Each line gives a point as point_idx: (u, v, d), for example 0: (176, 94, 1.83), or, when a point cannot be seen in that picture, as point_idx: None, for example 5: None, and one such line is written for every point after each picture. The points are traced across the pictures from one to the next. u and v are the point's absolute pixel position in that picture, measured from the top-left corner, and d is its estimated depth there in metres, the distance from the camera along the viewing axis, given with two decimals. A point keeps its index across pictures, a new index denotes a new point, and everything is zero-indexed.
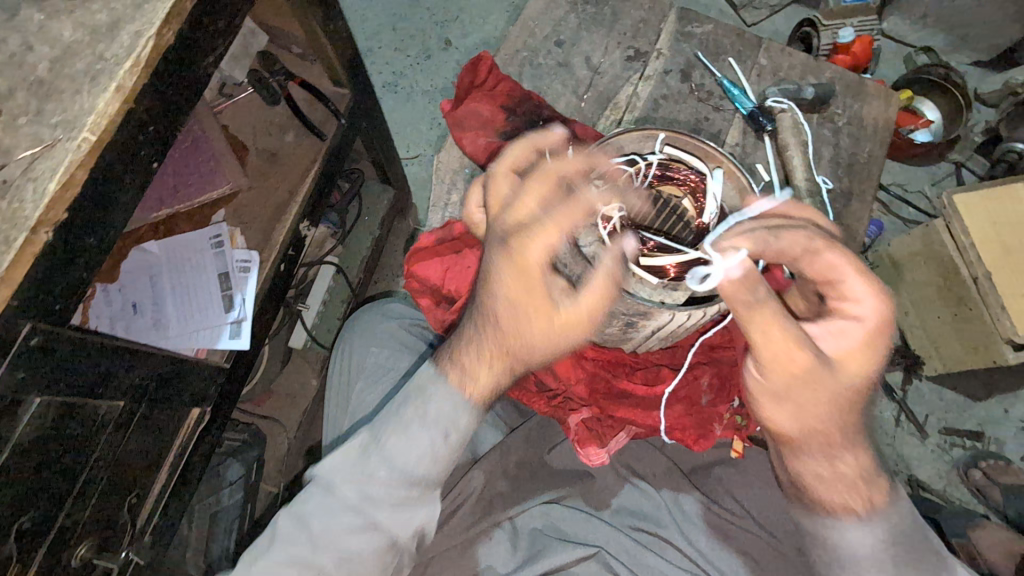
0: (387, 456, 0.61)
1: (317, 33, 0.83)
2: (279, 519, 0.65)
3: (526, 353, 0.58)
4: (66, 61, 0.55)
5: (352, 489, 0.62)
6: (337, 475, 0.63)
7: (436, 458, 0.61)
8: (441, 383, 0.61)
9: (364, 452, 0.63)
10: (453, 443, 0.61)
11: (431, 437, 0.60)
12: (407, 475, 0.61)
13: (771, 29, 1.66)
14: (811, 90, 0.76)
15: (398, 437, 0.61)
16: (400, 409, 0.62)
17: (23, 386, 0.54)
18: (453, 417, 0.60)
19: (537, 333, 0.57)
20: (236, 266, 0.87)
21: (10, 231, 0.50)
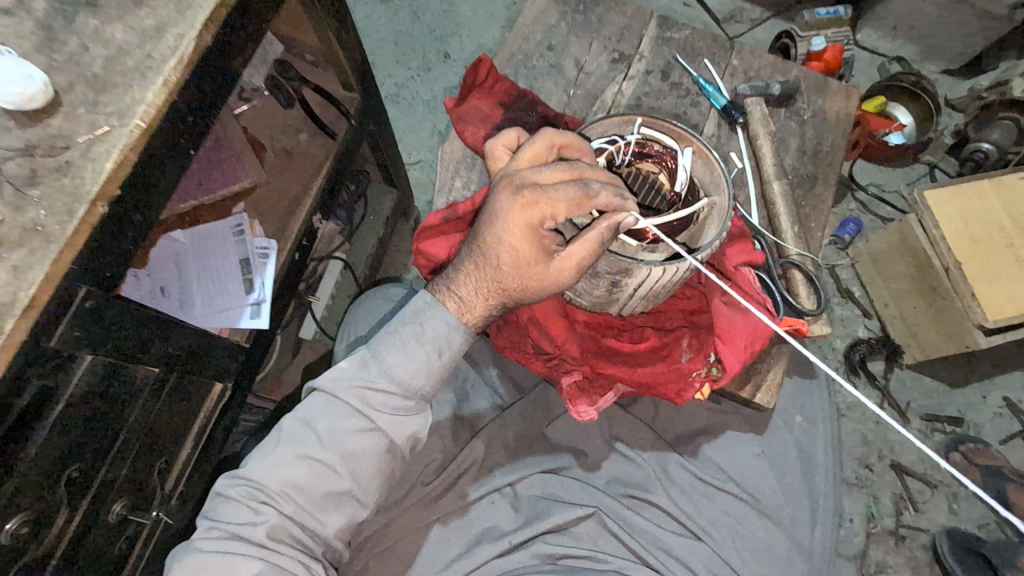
0: (385, 367, 0.69)
1: (330, 40, 0.91)
2: (283, 421, 0.69)
3: (517, 293, 0.65)
4: (118, 60, 0.62)
5: (356, 395, 0.69)
6: (339, 383, 0.69)
7: (429, 370, 0.70)
8: (439, 310, 0.69)
9: (365, 364, 0.70)
10: (444, 361, 0.70)
11: (426, 352, 0.69)
12: (405, 386, 0.69)
13: (752, 41, 1.77)
14: (778, 86, 0.84)
15: (397, 351, 0.69)
16: (397, 328, 0.70)
17: (77, 344, 0.60)
18: (447, 337, 0.69)
19: (526, 284, 0.64)
20: (256, 253, 0.94)
21: (73, 203, 0.57)
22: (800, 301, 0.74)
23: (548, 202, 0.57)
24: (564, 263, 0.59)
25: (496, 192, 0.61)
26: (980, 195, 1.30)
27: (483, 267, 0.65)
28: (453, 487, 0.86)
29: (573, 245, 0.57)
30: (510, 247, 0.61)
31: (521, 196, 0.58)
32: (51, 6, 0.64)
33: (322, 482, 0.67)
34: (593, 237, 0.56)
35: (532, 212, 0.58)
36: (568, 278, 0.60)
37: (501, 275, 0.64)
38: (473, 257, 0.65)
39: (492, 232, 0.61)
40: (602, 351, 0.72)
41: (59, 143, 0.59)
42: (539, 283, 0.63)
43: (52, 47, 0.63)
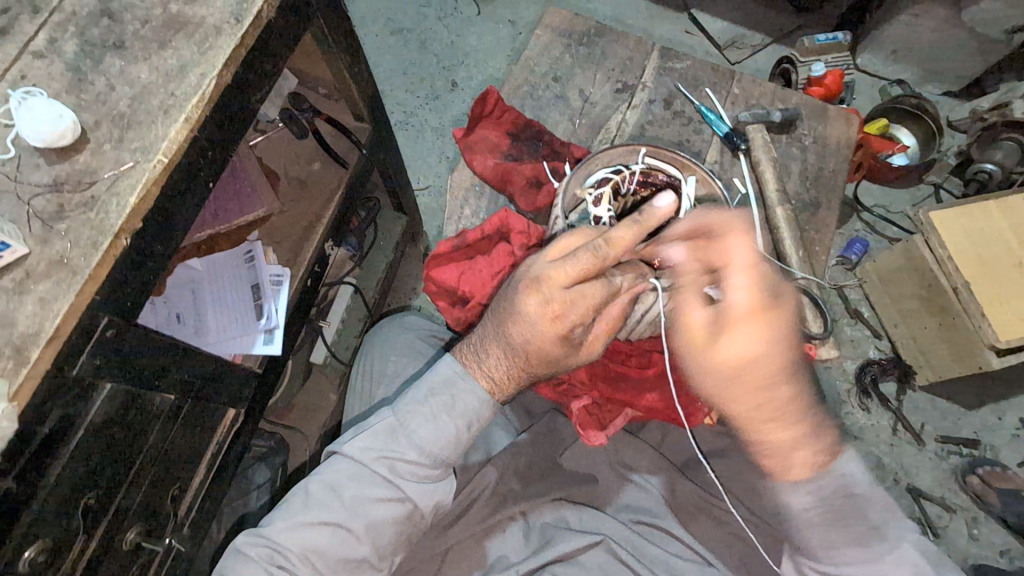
0: (413, 438, 0.70)
1: (344, 74, 0.94)
2: (312, 484, 0.71)
3: (548, 372, 0.69)
4: (143, 98, 0.65)
5: (385, 465, 0.71)
6: (368, 453, 0.71)
7: (456, 442, 0.71)
8: (467, 381, 0.70)
9: (393, 434, 0.71)
10: (471, 432, 0.72)
11: (455, 426, 0.70)
12: (432, 456, 0.71)
13: (753, 67, 1.80)
14: (779, 114, 0.86)
15: (425, 423, 0.70)
16: (427, 398, 0.71)
17: (97, 373, 0.61)
18: (475, 411, 0.71)
19: (551, 365, 0.67)
20: (269, 279, 0.96)
21: (97, 236, 0.59)
22: (808, 323, 0.75)
23: (578, 305, 0.61)
24: (590, 343, 0.66)
25: (524, 293, 0.61)
26: (989, 218, 1.29)
27: (512, 356, 0.67)
28: (462, 515, 0.86)
29: (593, 328, 0.65)
30: (537, 343, 0.63)
31: (555, 299, 0.60)
32: (80, 49, 0.68)
33: (342, 548, 0.69)
34: (617, 311, 0.65)
35: (562, 314, 0.61)
36: (596, 353, 0.67)
37: (531, 363, 0.67)
38: (503, 348, 0.67)
39: (522, 328, 0.63)
40: (609, 377, 0.73)
41: (85, 178, 0.61)
42: (570, 363, 0.67)
43: (80, 88, 0.66)
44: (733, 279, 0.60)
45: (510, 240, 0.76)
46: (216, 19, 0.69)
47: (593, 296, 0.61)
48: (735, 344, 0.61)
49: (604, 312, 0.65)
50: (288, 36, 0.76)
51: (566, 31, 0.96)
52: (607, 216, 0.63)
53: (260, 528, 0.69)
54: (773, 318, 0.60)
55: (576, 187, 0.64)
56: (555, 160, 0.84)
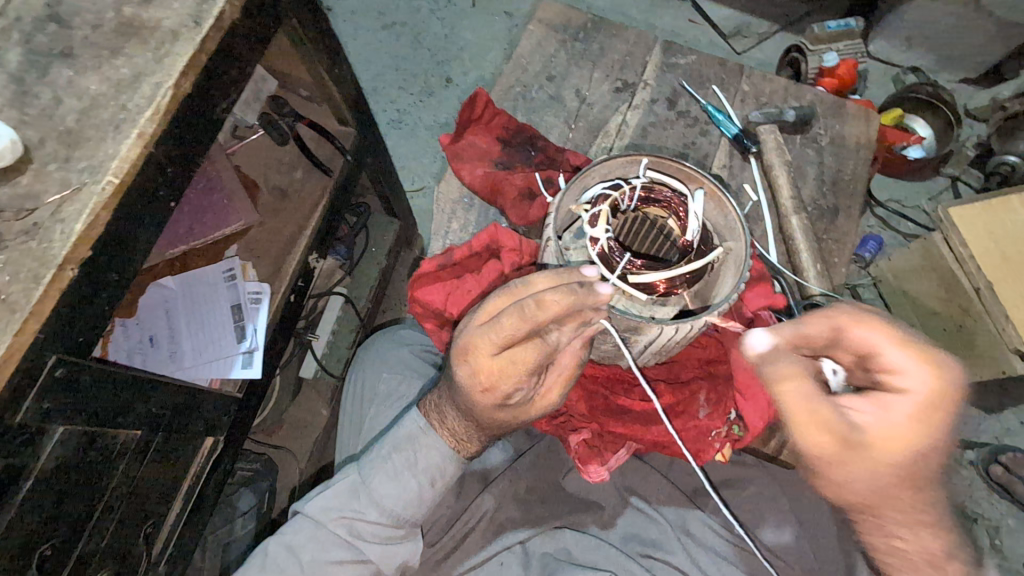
0: (376, 496, 0.67)
1: (323, 76, 0.88)
2: (269, 544, 0.68)
3: (505, 429, 0.66)
4: (92, 112, 0.59)
5: (345, 525, 0.67)
6: (326, 512, 0.68)
7: (421, 501, 0.67)
8: (432, 436, 0.67)
9: (355, 492, 0.68)
10: (437, 489, 0.68)
11: (419, 483, 0.67)
12: (396, 515, 0.67)
13: (759, 57, 1.72)
14: (792, 112, 0.79)
15: (387, 479, 0.67)
16: (388, 454, 0.67)
17: (47, 416, 0.56)
18: (440, 467, 0.67)
19: (509, 425, 0.63)
20: (247, 298, 0.91)
21: (39, 268, 0.53)
22: None
23: (507, 377, 0.56)
24: (540, 399, 0.60)
25: (456, 362, 0.57)
26: (1012, 212, 1.20)
27: (465, 414, 0.64)
28: (457, 548, 0.81)
29: (550, 378, 0.60)
30: (478, 408, 0.60)
31: (481, 369, 0.56)
32: (25, 58, 0.62)
33: None
34: (570, 359, 0.58)
35: (493, 382, 0.57)
36: (551, 409, 0.61)
37: (483, 422, 0.63)
38: (460, 406, 0.64)
39: (463, 391, 0.59)
40: (611, 408, 0.67)
41: (27, 203, 0.56)
42: (525, 421, 0.63)
43: (24, 101, 0.60)
44: (895, 360, 0.55)
45: (501, 257, 0.70)
46: (174, 23, 0.63)
47: (531, 360, 0.55)
48: (852, 452, 0.56)
49: (556, 362, 0.59)
50: (256, 40, 0.70)
51: (562, 25, 0.89)
52: (607, 237, 0.54)
53: None
54: (935, 414, 0.54)
55: (571, 203, 0.57)
56: (550, 168, 0.78)
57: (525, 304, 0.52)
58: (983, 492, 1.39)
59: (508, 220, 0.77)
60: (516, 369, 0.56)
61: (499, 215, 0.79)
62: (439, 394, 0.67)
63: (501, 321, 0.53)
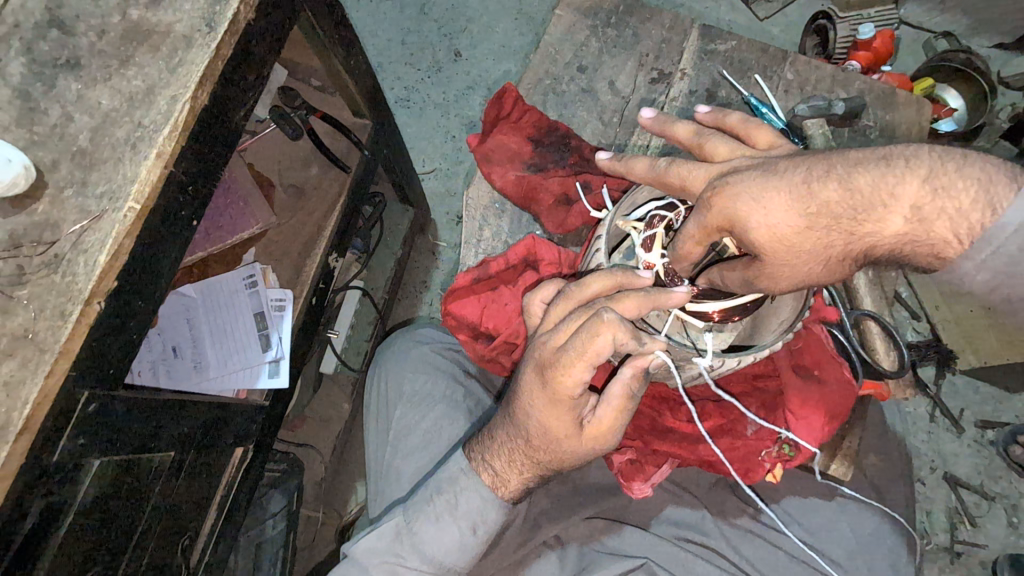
0: (417, 542, 0.66)
1: (338, 70, 0.83)
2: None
3: (558, 461, 0.60)
4: (105, 131, 0.55)
5: (387, 573, 0.67)
6: (370, 558, 0.68)
7: (462, 549, 0.66)
8: (473, 478, 0.65)
9: (397, 537, 0.68)
10: (479, 536, 0.66)
11: (460, 530, 0.65)
12: (437, 564, 0.66)
13: (783, 23, 1.55)
14: (842, 105, 0.72)
15: (428, 525, 0.66)
16: (430, 499, 0.66)
17: (85, 450, 0.55)
18: (480, 511, 0.65)
19: (567, 451, 0.58)
20: (270, 305, 0.88)
21: (66, 304, 0.51)
22: (880, 360, 0.66)
23: (574, 376, 0.50)
24: (595, 431, 0.55)
25: (526, 372, 0.55)
26: None
27: (518, 438, 0.60)
28: (497, 547, 0.79)
29: (601, 408, 0.54)
30: (542, 423, 0.56)
31: (551, 390, 0.52)
32: (27, 70, 0.57)
33: None
34: (620, 389, 0.52)
35: (561, 387, 0.51)
36: (608, 436, 0.55)
37: (535, 448, 0.59)
38: (513, 429, 0.60)
39: (525, 406, 0.56)
40: (657, 428, 0.68)
41: (46, 234, 0.52)
42: (580, 455, 0.59)
43: (32, 119, 0.56)
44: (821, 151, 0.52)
45: (538, 270, 0.69)
46: (185, 27, 0.59)
47: (596, 357, 0.49)
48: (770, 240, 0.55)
49: (606, 392, 0.53)
50: (271, 39, 0.65)
51: (591, 10, 0.86)
52: (661, 263, 0.54)
53: None
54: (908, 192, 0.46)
55: (619, 220, 0.56)
56: (583, 170, 0.76)
57: (597, 303, 0.49)
58: (1003, 472, 1.33)
59: (542, 227, 0.75)
60: (587, 370, 0.50)
61: (532, 222, 0.77)
62: (493, 426, 0.65)
63: (574, 332, 0.50)
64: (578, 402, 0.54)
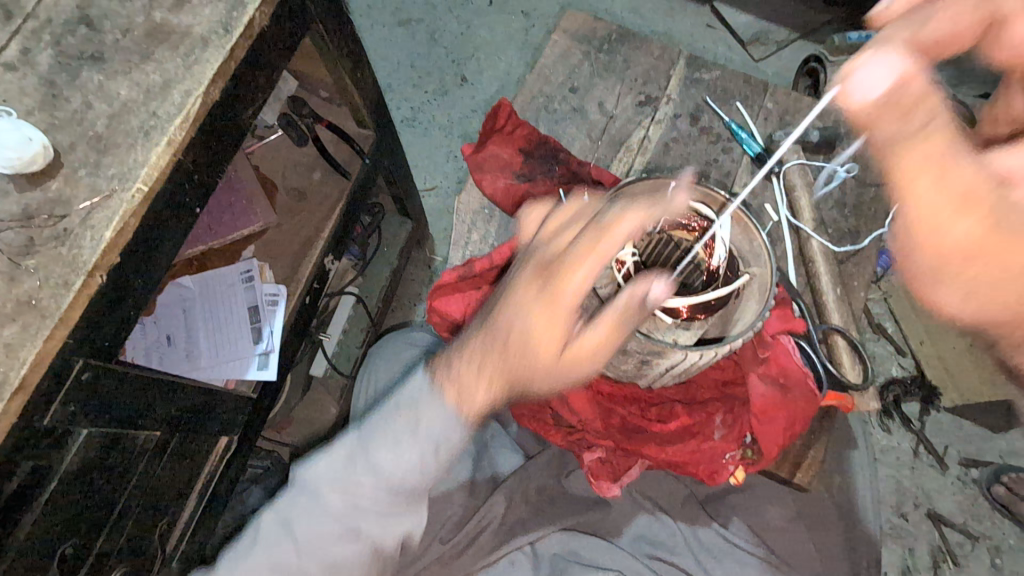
0: (373, 465, 0.61)
1: (345, 81, 0.87)
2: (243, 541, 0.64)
3: (536, 376, 0.55)
4: (121, 119, 0.60)
5: (339, 503, 0.62)
6: (321, 483, 0.62)
7: (424, 478, 0.61)
8: (436, 400, 0.59)
9: (350, 459, 0.62)
10: (442, 458, 0.61)
11: (422, 452, 0.60)
12: (395, 491, 0.61)
13: (776, 65, 1.65)
14: (817, 134, 0.83)
15: (386, 448, 0.61)
16: (389, 418, 0.61)
17: (74, 419, 0.57)
18: (445, 435, 0.59)
19: (550, 361, 0.54)
20: (264, 300, 0.91)
21: (69, 274, 0.54)
22: (845, 371, 0.76)
23: (579, 266, 0.52)
24: (592, 339, 0.53)
25: (522, 272, 0.56)
26: None
27: (492, 348, 0.55)
28: (472, 544, 0.80)
29: (602, 315, 0.53)
30: (534, 320, 0.53)
31: (554, 283, 0.53)
32: (56, 61, 0.62)
33: None
34: (626, 295, 0.53)
35: (564, 278, 0.52)
36: (605, 348, 0.53)
37: (513, 354, 0.54)
38: (480, 347, 0.56)
39: (521, 300, 0.54)
40: (626, 426, 0.73)
41: (57, 209, 0.56)
42: (561, 372, 0.55)
43: (54, 105, 0.60)
44: None
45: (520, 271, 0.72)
46: (203, 29, 0.63)
47: (608, 243, 0.52)
48: None
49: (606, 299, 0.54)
50: (284, 47, 0.70)
51: (585, 37, 0.92)
52: (632, 259, 0.58)
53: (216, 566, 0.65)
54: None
55: None
56: (571, 180, 0.80)
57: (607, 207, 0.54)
58: (986, 511, 1.32)
59: None
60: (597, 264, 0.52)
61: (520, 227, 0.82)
62: (455, 348, 0.60)
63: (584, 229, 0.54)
64: (577, 300, 0.54)
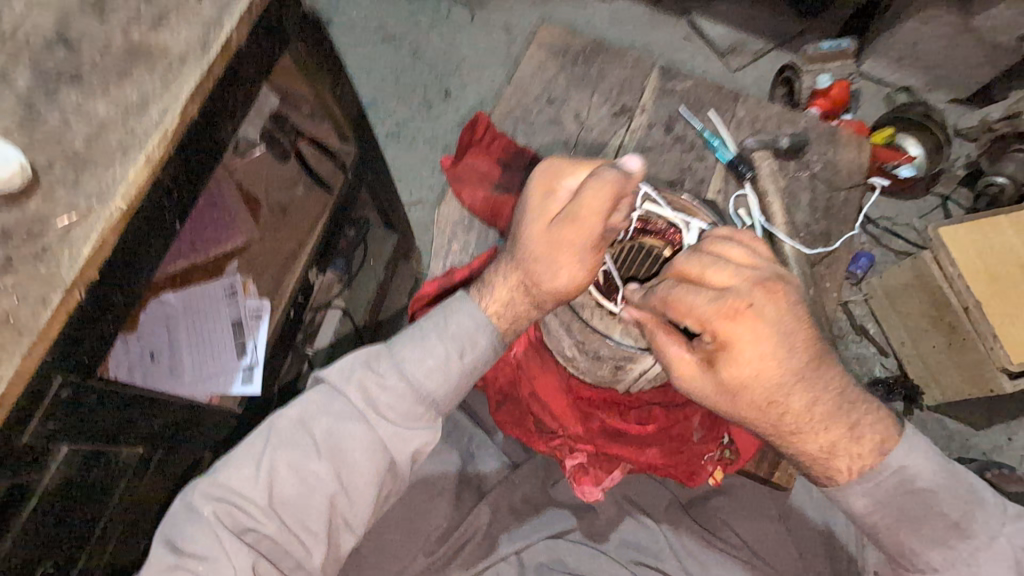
0: (398, 362, 0.66)
1: (325, 96, 0.88)
2: (192, 500, 0.60)
3: (550, 263, 0.65)
4: (100, 136, 0.60)
5: (362, 392, 0.65)
6: (345, 376, 0.66)
7: (446, 366, 0.67)
8: (463, 303, 0.69)
9: (376, 358, 0.67)
10: (463, 363, 0.67)
11: (447, 350, 0.67)
12: (417, 385, 0.66)
13: (754, 75, 1.69)
14: (785, 140, 0.85)
15: (413, 345, 0.67)
16: (418, 324, 0.68)
17: (52, 436, 0.57)
18: (470, 336, 0.67)
19: (556, 258, 0.65)
20: (248, 314, 0.93)
21: (46, 291, 0.54)
22: None
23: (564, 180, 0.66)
24: (582, 212, 0.62)
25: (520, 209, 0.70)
26: (998, 234, 1.16)
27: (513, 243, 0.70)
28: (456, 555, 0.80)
29: (581, 199, 0.62)
30: (539, 233, 0.66)
31: (546, 203, 0.67)
32: (34, 81, 0.62)
33: (307, 499, 0.62)
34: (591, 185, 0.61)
35: (552, 197, 0.67)
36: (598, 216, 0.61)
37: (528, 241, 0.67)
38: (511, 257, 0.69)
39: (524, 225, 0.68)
40: (608, 430, 0.81)
41: (35, 227, 0.56)
42: (570, 259, 0.64)
43: (33, 125, 0.60)
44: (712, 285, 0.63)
45: None
46: (180, 47, 0.64)
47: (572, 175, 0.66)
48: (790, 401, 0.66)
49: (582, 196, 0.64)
50: (262, 63, 0.71)
51: (560, 49, 0.94)
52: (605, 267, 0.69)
53: (197, 495, 0.60)
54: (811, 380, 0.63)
55: None
56: None
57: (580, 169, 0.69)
58: None
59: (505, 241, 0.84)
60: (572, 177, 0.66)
61: (498, 236, 0.85)
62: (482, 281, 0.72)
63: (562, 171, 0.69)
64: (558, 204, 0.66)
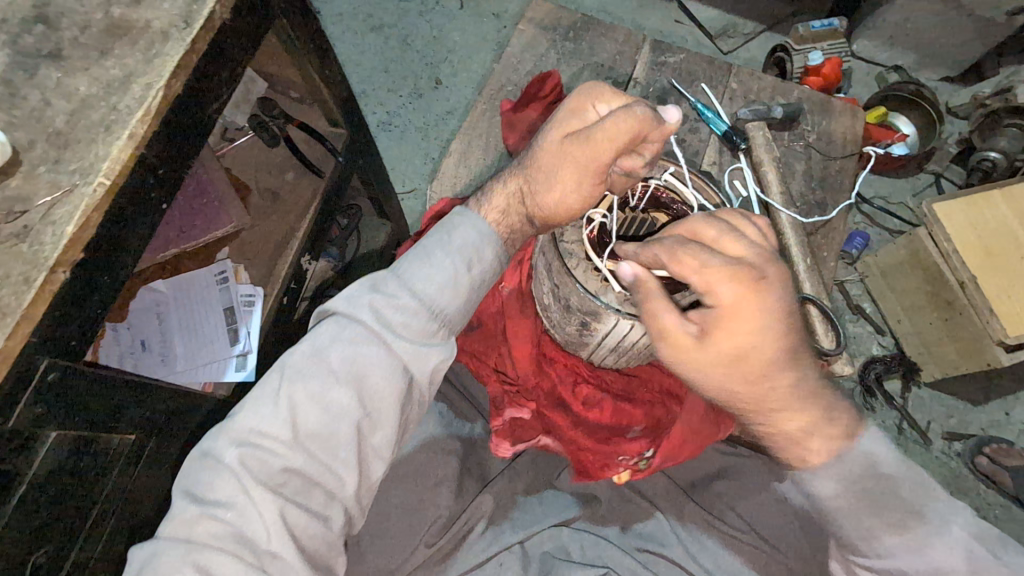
0: (406, 280, 0.66)
1: (313, 78, 0.87)
2: (213, 446, 0.59)
3: (545, 181, 0.67)
4: (82, 114, 0.59)
5: (375, 313, 0.64)
6: (352, 303, 0.65)
7: (456, 279, 0.67)
8: (464, 218, 0.70)
9: (382, 281, 0.67)
10: (473, 274, 0.69)
11: (455, 263, 0.68)
12: (429, 302, 0.66)
13: (745, 57, 1.69)
14: (780, 109, 0.84)
15: (419, 264, 0.67)
16: (421, 245, 0.69)
17: (40, 421, 0.56)
18: (476, 248, 0.69)
19: (552, 172, 0.66)
20: (241, 301, 0.91)
21: (30, 271, 0.53)
22: (819, 338, 0.76)
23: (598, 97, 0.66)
24: (598, 135, 0.61)
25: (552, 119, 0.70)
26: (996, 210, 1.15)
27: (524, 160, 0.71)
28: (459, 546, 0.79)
29: (609, 119, 0.60)
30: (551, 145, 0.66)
31: (574, 119, 0.66)
32: (12, 59, 0.61)
33: (335, 425, 0.61)
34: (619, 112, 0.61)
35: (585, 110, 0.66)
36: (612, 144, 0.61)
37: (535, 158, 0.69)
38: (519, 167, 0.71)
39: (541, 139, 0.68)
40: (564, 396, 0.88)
41: (17, 207, 0.55)
42: (565, 180, 0.65)
43: (12, 103, 0.59)
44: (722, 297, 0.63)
45: None
46: (163, 23, 0.63)
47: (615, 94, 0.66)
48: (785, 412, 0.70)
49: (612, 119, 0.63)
50: (247, 41, 0.70)
51: (551, 25, 0.93)
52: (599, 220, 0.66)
53: (222, 438, 0.60)
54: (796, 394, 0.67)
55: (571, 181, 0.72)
56: None
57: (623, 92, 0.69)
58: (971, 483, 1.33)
59: None
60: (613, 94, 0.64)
61: None
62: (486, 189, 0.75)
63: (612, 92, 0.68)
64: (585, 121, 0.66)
